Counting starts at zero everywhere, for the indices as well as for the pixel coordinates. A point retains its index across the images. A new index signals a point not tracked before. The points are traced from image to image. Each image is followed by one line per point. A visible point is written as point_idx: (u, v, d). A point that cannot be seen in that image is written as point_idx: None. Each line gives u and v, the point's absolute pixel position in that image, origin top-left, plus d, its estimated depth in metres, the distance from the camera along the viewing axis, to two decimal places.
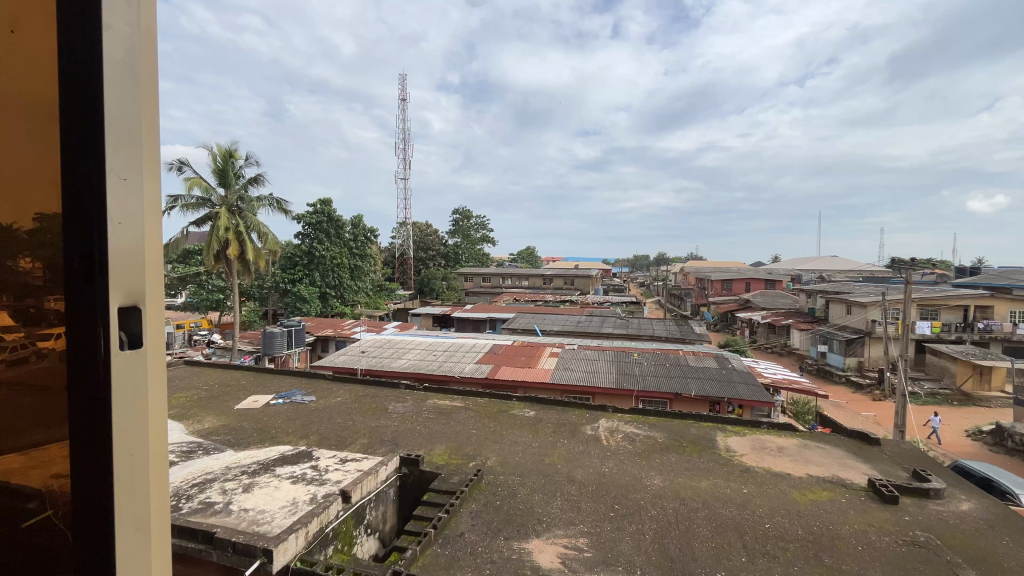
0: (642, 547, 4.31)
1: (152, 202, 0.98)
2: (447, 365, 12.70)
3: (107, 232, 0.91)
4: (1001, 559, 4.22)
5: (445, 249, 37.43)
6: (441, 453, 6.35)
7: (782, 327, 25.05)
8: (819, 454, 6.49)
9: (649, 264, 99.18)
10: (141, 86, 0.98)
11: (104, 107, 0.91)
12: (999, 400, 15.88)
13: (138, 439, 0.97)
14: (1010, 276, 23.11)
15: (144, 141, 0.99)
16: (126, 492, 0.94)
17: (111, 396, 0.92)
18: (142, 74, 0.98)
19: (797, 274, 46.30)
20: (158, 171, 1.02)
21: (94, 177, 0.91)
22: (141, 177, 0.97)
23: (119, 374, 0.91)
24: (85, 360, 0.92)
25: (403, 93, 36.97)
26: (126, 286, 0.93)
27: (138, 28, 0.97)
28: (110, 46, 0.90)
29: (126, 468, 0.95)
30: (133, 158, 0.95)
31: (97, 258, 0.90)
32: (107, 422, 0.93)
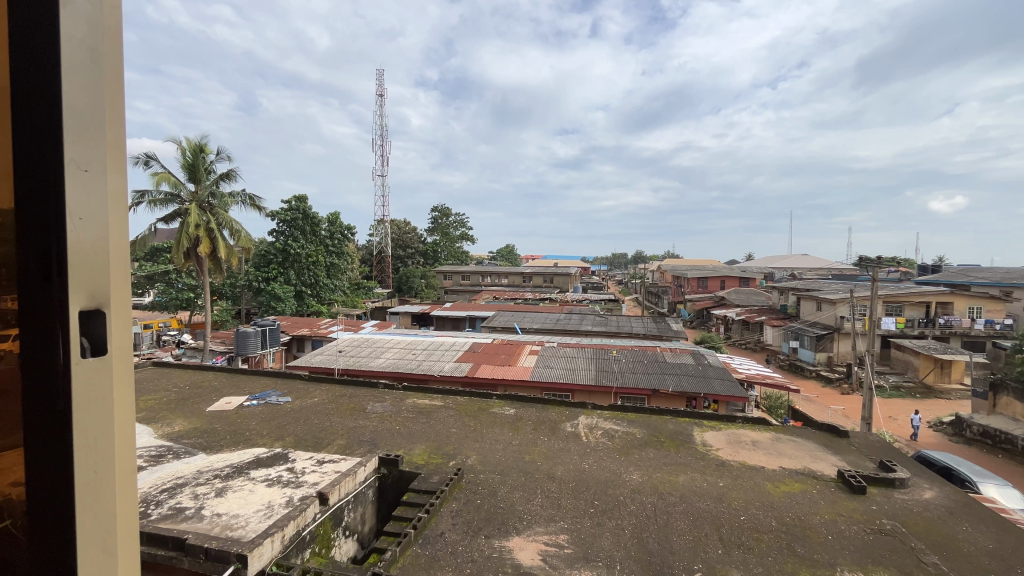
0: (621, 542, 4.35)
1: (116, 197, 0.96)
2: (427, 364, 12.60)
3: (66, 228, 0.87)
4: (962, 544, 4.40)
5: (424, 247, 37.12)
6: (421, 452, 6.30)
7: (755, 324, 25.68)
8: (791, 446, 6.67)
9: (628, 263, 100.48)
10: (102, 70, 0.95)
11: (62, 89, 0.86)
12: (958, 392, 16.62)
13: (102, 445, 0.93)
14: (968, 273, 24.17)
15: (105, 131, 0.96)
16: (89, 502, 0.91)
17: (72, 404, 0.87)
18: (103, 60, 0.95)
19: (769, 272, 47.50)
20: (120, 162, 0.99)
21: (51, 170, 0.87)
22: (101, 168, 0.94)
23: (79, 382, 0.88)
24: (40, 366, 0.87)
25: (380, 88, 36.53)
26: (89, 284, 0.90)
27: (97, 7, 0.94)
28: (67, 24, 0.86)
29: (89, 477, 0.91)
30: (92, 149, 0.92)
31: (55, 253, 0.86)
32: (66, 430, 0.88)
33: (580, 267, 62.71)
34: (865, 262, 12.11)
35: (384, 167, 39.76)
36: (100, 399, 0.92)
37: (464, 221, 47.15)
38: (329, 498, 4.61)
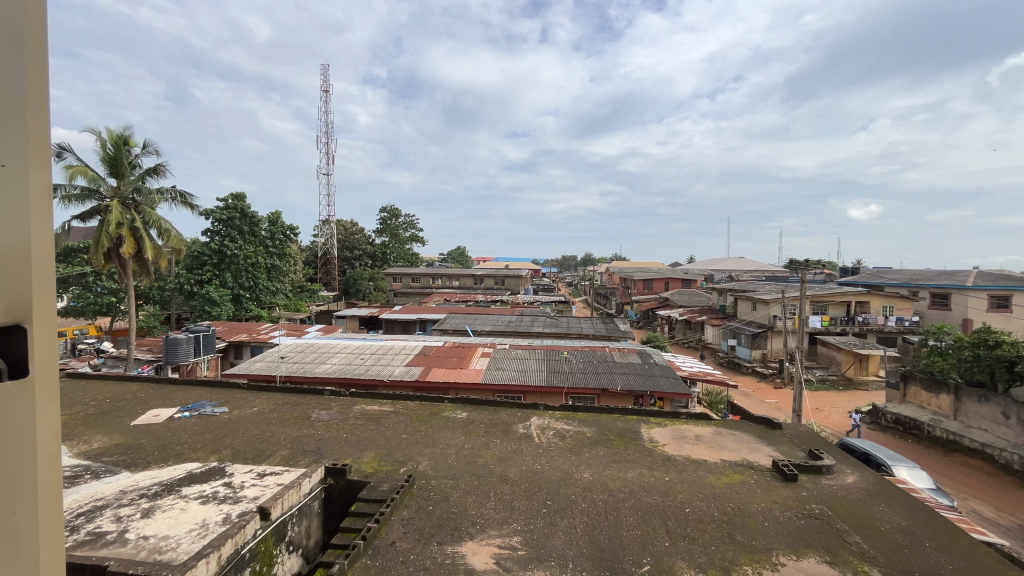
0: (573, 540, 4.39)
1: (40, 191, 0.97)
2: (376, 368, 12.23)
3: None
4: (881, 524, 4.78)
5: (372, 248, 36.17)
6: (369, 460, 6.07)
7: (697, 323, 26.92)
8: (731, 439, 7.00)
9: (577, 265, 102.64)
10: (26, 62, 0.96)
11: None
12: (874, 383, 18.18)
13: (19, 446, 0.95)
14: (882, 274, 26.48)
15: (29, 124, 0.97)
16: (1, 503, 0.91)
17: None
18: (25, 53, 0.96)
19: (710, 273, 50.00)
20: (46, 156, 0.99)
21: None
22: (24, 163, 0.95)
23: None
24: None
25: (324, 83, 35.25)
26: (10, 303, 0.93)
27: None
28: None
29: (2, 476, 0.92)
30: (12, 144, 0.92)
31: None
32: None
33: (531, 269, 63.40)
34: (795, 265, 12.97)
35: (330, 164, 38.40)
36: (15, 400, 0.94)
37: (414, 222, 46.37)
38: (271, 513, 4.34)
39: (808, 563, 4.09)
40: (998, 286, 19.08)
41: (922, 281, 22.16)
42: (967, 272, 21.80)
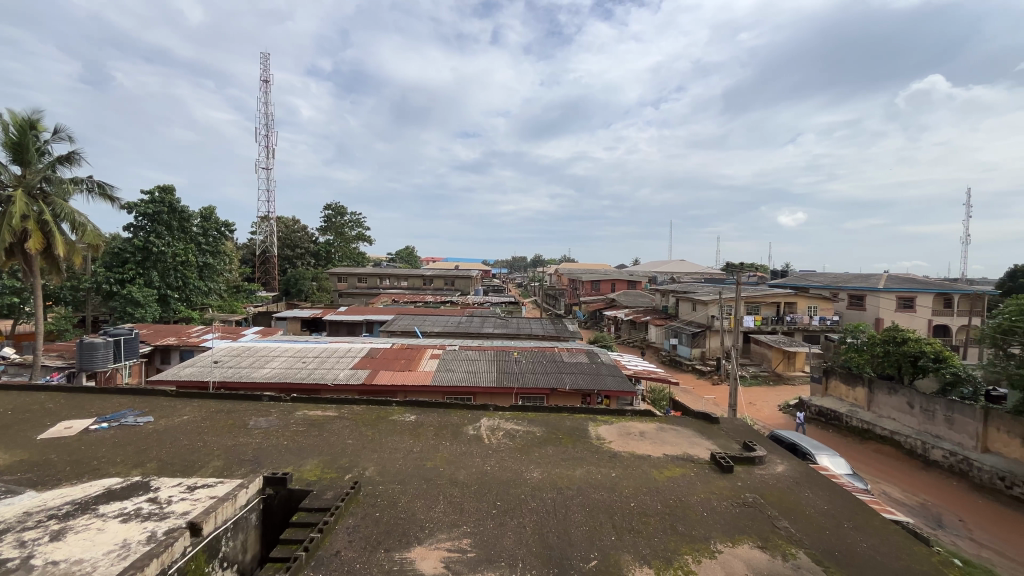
0: (523, 539, 4.40)
1: None
2: (319, 372, 11.76)
3: None
4: (807, 509, 5.12)
5: (315, 247, 34.79)
6: (312, 468, 5.79)
7: (641, 323, 27.92)
8: (673, 434, 7.29)
9: (527, 266, 103.72)
10: None
11: None
12: (800, 378, 19.59)
13: None
14: (807, 276, 28.57)
15: None
16: None
17: None
18: None
19: (653, 275, 52.01)
20: None
21: None
22: None
23: None
24: None
25: (265, 73, 33.59)
26: None
27: None
28: None
29: None
30: None
31: None
32: None
33: (481, 270, 63.43)
34: (731, 267, 13.72)
35: (271, 158, 36.55)
36: None
37: (361, 221, 45.05)
38: (203, 528, 4.03)
39: (743, 549, 4.32)
40: (904, 288, 21.15)
41: (841, 284, 24.13)
42: (878, 275, 23.99)
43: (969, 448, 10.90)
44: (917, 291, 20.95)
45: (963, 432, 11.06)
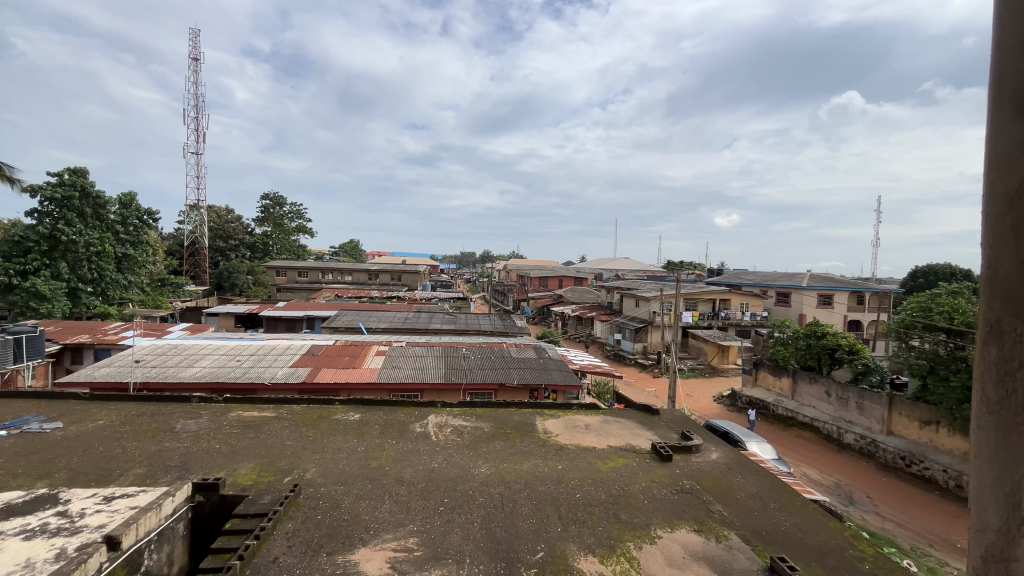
0: (470, 535, 4.38)
1: None
2: (256, 370, 11.14)
3: None
4: (738, 493, 5.44)
5: (251, 239, 32.92)
6: (247, 472, 5.47)
7: (587, 319, 28.59)
8: (617, 426, 7.53)
9: (475, 262, 103.48)
10: None
11: None
12: (733, 370, 20.84)
13: None
14: (740, 275, 30.40)
15: None
16: None
17: None
18: None
19: (599, 272, 53.48)
20: None
21: None
22: None
23: None
24: None
25: (195, 50, 31.29)
26: None
27: None
28: None
29: None
30: None
31: None
32: None
33: (428, 266, 62.68)
34: (672, 265, 14.30)
35: (201, 142, 34.09)
36: None
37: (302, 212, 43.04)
38: (121, 542, 3.70)
39: (681, 533, 4.52)
40: (824, 286, 22.98)
41: (770, 282, 25.85)
42: (801, 274, 25.93)
43: (876, 432, 12.06)
44: (834, 289, 22.85)
45: (872, 417, 12.23)
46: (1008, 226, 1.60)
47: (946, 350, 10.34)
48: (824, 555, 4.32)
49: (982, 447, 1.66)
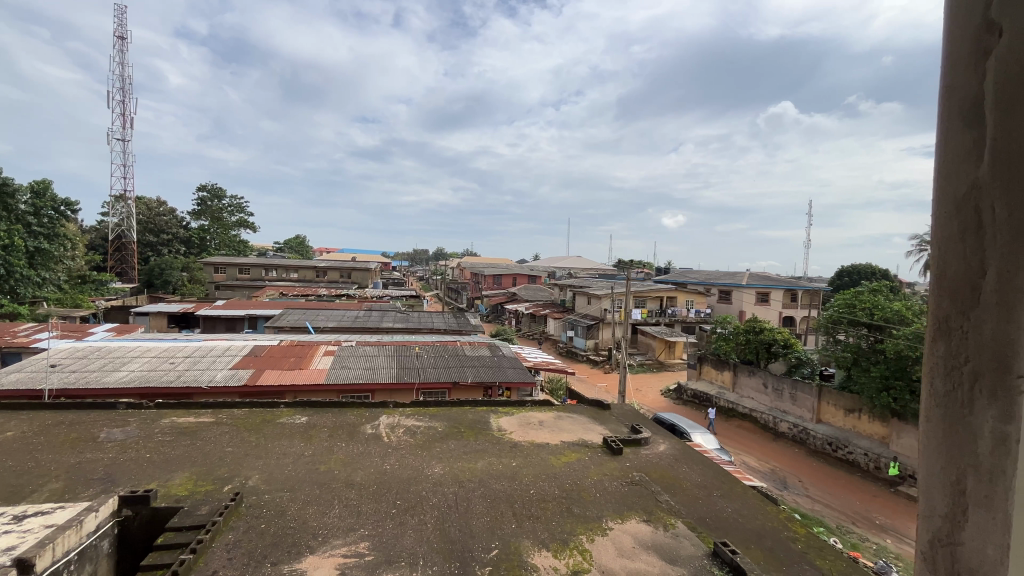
0: (423, 537, 4.30)
1: None
2: (192, 373, 10.44)
3: None
4: (685, 483, 5.66)
5: (186, 233, 30.90)
6: (182, 482, 5.10)
7: (540, 317, 28.90)
8: (570, 422, 7.63)
9: (429, 259, 102.07)
10: None
11: None
12: (679, 365, 21.72)
13: None
14: (686, 274, 31.72)
15: None
16: None
17: None
18: None
19: (552, 270, 54.18)
20: None
21: None
22: None
23: None
24: None
25: (120, 28, 28.97)
26: None
27: None
28: None
29: None
30: None
31: None
32: None
33: (379, 263, 61.25)
34: (622, 264, 14.69)
35: (128, 129, 31.63)
36: None
37: (243, 206, 40.86)
38: (35, 565, 3.33)
39: (631, 524, 4.65)
40: (761, 285, 24.39)
41: (713, 281, 27.12)
42: (742, 274, 27.39)
43: (807, 420, 12.96)
44: (771, 287, 24.26)
45: (804, 406, 13.11)
46: (957, 227, 1.59)
47: (866, 343, 11.17)
48: (762, 537, 4.57)
49: (932, 437, 1.64)
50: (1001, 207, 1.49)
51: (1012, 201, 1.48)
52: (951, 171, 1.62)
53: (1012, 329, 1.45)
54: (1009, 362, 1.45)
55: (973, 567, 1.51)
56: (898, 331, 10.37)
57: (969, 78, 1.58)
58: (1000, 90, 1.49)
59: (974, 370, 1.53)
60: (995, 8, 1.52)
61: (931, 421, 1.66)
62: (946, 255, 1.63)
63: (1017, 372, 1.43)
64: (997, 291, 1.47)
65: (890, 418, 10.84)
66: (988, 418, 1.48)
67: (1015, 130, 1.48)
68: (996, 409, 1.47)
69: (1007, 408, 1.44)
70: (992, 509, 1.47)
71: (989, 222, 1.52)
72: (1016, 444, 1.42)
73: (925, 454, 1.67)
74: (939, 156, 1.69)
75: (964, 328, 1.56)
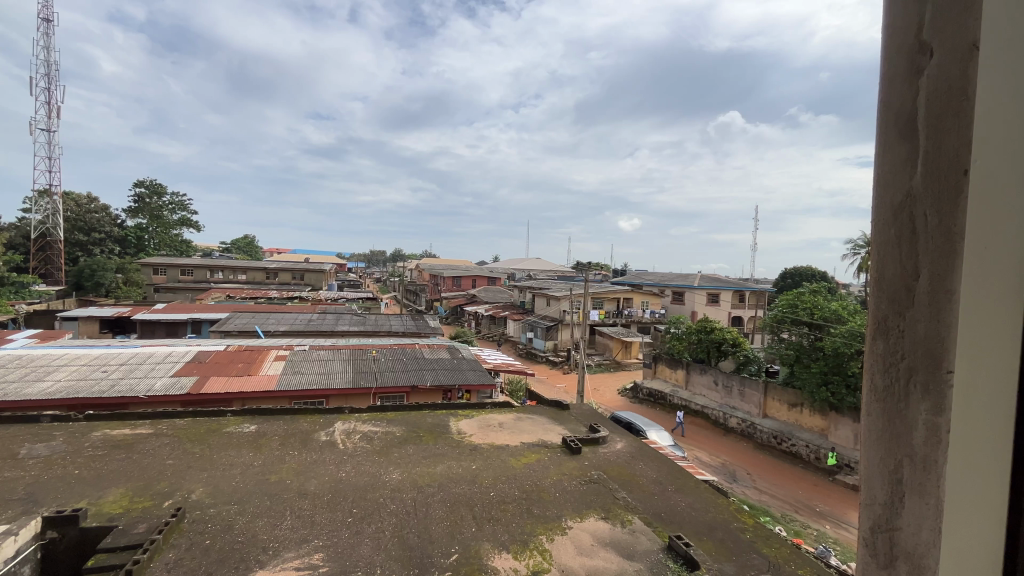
0: (381, 545, 4.18)
1: None
2: (127, 382, 9.72)
3: None
4: (641, 479, 5.79)
5: (121, 232, 28.90)
6: (116, 499, 4.73)
7: (500, 318, 28.96)
8: (529, 423, 7.66)
9: (385, 260, 100.18)
10: None
11: None
12: (635, 364, 22.29)
13: None
14: (641, 275, 32.67)
15: None
16: None
17: None
18: None
19: (511, 272, 54.48)
20: None
21: None
22: None
23: None
24: None
25: (46, 10, 26.83)
26: None
27: None
28: None
29: None
30: None
31: None
32: None
33: (334, 265, 59.55)
34: (581, 265, 14.90)
35: (57, 119, 29.23)
36: None
37: (186, 203, 38.69)
38: None
39: (590, 522, 4.70)
40: (712, 286, 25.47)
41: (667, 282, 28.06)
42: (693, 275, 28.48)
43: (754, 415, 13.60)
44: (720, 288, 25.38)
45: (751, 402, 13.76)
46: (892, 233, 1.29)
47: (808, 341, 11.85)
48: (714, 529, 4.74)
49: (869, 432, 1.36)
50: (932, 215, 1.18)
51: (944, 209, 1.15)
52: (888, 180, 1.32)
53: (943, 328, 1.13)
54: (944, 361, 1.14)
55: (911, 555, 1.21)
56: (836, 329, 11.08)
57: (902, 92, 1.28)
58: (931, 104, 1.18)
59: (908, 365, 1.23)
60: (928, 20, 1.19)
61: (871, 414, 1.37)
62: (884, 261, 1.34)
63: (948, 366, 1.12)
64: (930, 291, 1.17)
65: (828, 412, 11.53)
66: (921, 414, 1.18)
67: (943, 144, 1.15)
68: (928, 401, 1.16)
69: (938, 400, 1.13)
70: (925, 497, 1.16)
71: (922, 230, 1.21)
72: (944, 435, 1.11)
73: (866, 454, 1.39)
74: (880, 170, 1.38)
75: (900, 328, 1.26)
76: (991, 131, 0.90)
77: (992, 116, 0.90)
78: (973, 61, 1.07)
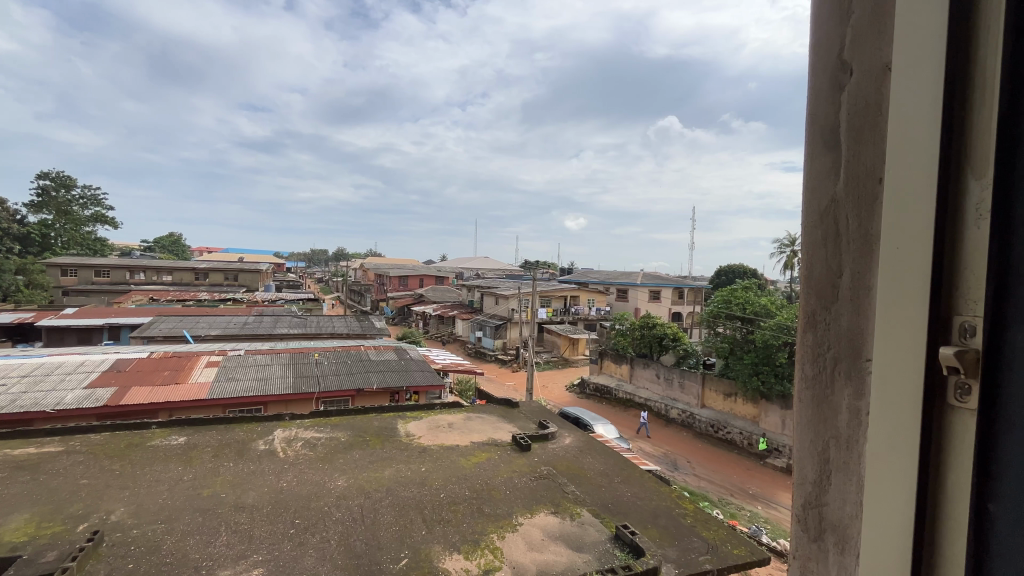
0: (326, 555, 4.02)
1: None
2: (32, 396, 8.73)
3: None
4: (589, 473, 5.92)
5: (23, 230, 25.89)
6: (19, 527, 4.24)
7: (448, 318, 28.70)
8: (479, 422, 7.63)
9: (327, 259, 96.40)
10: None
11: None
12: (582, 360, 22.84)
13: None
14: (587, 274, 33.53)
15: None
16: None
17: None
18: None
19: (460, 271, 54.16)
20: None
21: None
22: None
23: None
24: None
25: None
26: None
27: None
28: None
29: None
30: None
31: None
32: None
33: (271, 265, 56.60)
34: (529, 265, 15.03)
35: None
36: None
37: (100, 198, 35.23)
38: None
39: (540, 517, 4.76)
40: (653, 284, 26.54)
41: (611, 280, 28.93)
42: (636, 274, 29.56)
43: (693, 405, 14.31)
44: (661, 286, 26.50)
45: (690, 393, 14.46)
46: (819, 235, 1.38)
47: (741, 334, 12.64)
48: (657, 516, 4.94)
49: (800, 418, 1.44)
50: (852, 218, 1.27)
51: (863, 212, 1.25)
52: (815, 184, 1.42)
53: (865, 321, 1.24)
54: (865, 351, 1.24)
55: (837, 528, 1.30)
56: (765, 323, 11.89)
57: (826, 105, 1.38)
58: (851, 117, 1.27)
59: (835, 355, 1.33)
60: (849, 41, 1.29)
61: (802, 401, 1.46)
62: (812, 261, 1.43)
63: (868, 355, 1.23)
64: (852, 288, 1.27)
65: (759, 400, 12.34)
66: (847, 400, 1.27)
67: (862, 154, 1.25)
68: (851, 387, 1.27)
69: (860, 386, 1.24)
70: (850, 474, 1.26)
71: (845, 231, 1.31)
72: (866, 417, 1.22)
73: (797, 438, 1.48)
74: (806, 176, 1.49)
75: (826, 322, 1.36)
76: (897, 134, 0.99)
77: (902, 115, 0.98)
78: (887, 81, 1.18)
